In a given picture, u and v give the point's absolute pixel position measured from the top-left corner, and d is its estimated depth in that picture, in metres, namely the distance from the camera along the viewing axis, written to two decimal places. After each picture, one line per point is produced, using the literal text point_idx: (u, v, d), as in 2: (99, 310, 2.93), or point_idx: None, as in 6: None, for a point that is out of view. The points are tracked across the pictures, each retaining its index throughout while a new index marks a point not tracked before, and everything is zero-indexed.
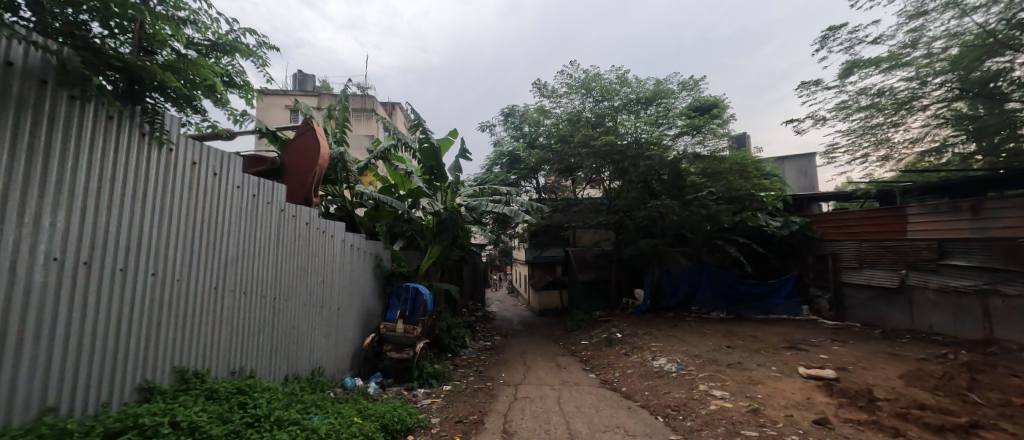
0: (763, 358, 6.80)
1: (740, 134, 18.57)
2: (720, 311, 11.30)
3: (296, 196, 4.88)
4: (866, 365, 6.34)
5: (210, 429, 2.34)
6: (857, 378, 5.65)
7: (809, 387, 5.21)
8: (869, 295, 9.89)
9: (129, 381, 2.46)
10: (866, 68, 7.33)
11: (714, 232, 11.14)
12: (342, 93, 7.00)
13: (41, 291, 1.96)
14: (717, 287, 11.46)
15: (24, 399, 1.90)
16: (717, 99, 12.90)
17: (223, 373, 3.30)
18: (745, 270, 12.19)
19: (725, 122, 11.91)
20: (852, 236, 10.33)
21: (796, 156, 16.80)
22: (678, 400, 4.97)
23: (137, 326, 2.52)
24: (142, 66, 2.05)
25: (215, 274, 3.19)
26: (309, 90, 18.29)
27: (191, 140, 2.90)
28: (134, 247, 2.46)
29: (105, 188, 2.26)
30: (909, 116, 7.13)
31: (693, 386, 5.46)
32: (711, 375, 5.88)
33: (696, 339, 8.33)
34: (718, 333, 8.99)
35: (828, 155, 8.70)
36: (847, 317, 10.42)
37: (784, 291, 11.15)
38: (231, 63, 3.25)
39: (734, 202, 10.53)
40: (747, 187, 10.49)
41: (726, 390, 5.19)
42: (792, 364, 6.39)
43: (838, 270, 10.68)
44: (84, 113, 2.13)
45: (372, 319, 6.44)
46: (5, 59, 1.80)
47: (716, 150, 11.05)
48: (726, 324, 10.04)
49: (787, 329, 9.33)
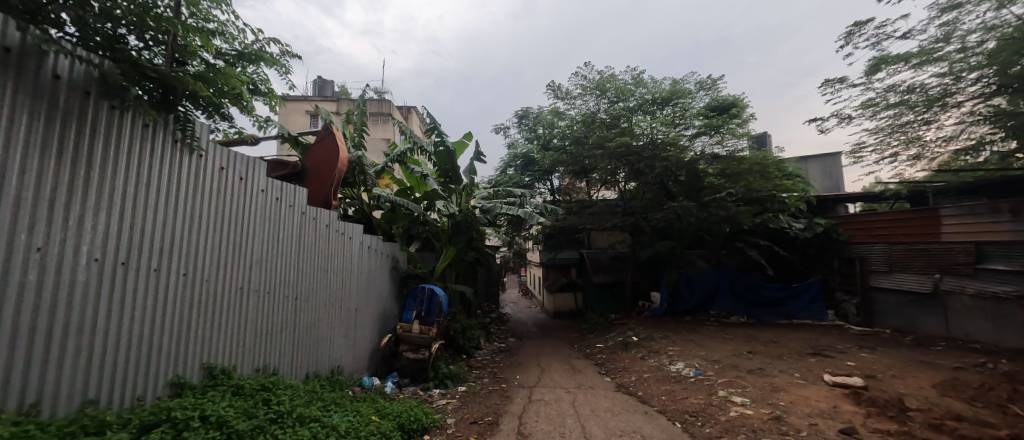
0: (786, 365, 6.68)
1: (760, 133, 18.21)
2: (741, 316, 11.10)
3: (315, 200, 5.02)
4: (897, 373, 6.16)
5: (237, 424, 2.42)
6: (887, 387, 5.49)
7: (834, 395, 5.09)
8: (899, 300, 9.61)
9: (161, 376, 2.58)
10: (894, 64, 7.16)
11: (733, 235, 11.19)
12: (360, 98, 7.15)
13: (84, 289, 2.07)
14: (737, 291, 11.27)
15: (68, 391, 2.02)
16: (735, 98, 12.74)
17: (248, 370, 3.42)
18: (767, 273, 11.97)
19: (745, 122, 11.69)
20: (881, 239, 10.10)
21: (821, 156, 16.41)
22: (696, 405, 4.92)
23: (168, 323, 2.63)
24: (176, 77, 2.18)
25: (243, 274, 3.32)
26: (328, 95, 18.70)
27: (219, 146, 3.03)
28: (167, 248, 2.59)
29: (140, 193, 2.38)
30: (942, 113, 6.94)
31: (712, 392, 5.40)
32: (731, 381, 5.80)
33: (715, 344, 8.22)
34: (738, 338, 8.85)
35: (854, 154, 8.47)
36: (876, 323, 10.13)
37: (809, 295, 10.95)
38: (256, 71, 3.38)
39: (754, 203, 10.51)
40: (769, 188, 10.29)
41: (747, 397, 5.11)
42: (817, 371, 6.25)
43: (867, 274, 10.41)
44: (123, 121, 2.25)
45: (388, 320, 6.55)
46: (53, 73, 1.92)
47: (737, 150, 10.88)
48: (746, 329, 9.88)
49: (811, 335, 9.12)
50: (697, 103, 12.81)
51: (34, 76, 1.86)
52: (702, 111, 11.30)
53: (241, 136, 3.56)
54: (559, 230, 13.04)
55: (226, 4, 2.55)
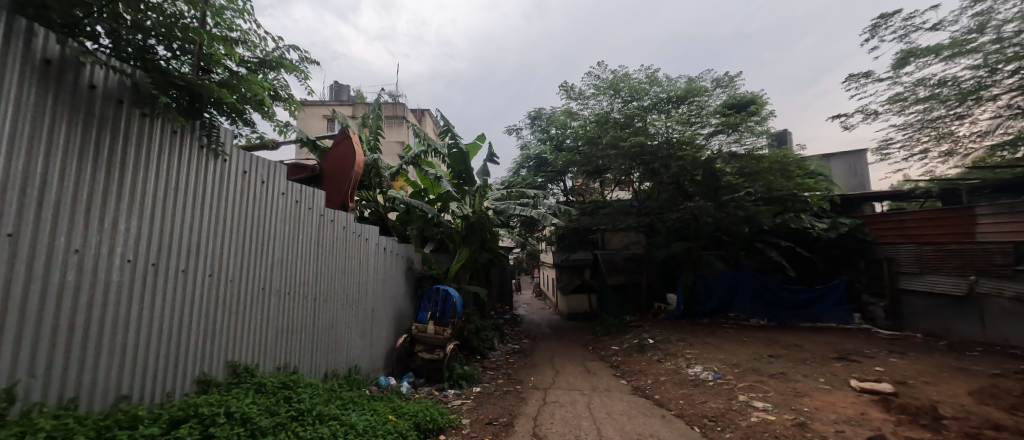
0: (810, 369, 6.54)
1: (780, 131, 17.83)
2: (761, 318, 10.94)
3: (333, 202, 5.12)
4: (930, 380, 5.97)
5: (260, 421, 2.49)
6: (919, 393, 5.34)
7: (861, 402, 4.97)
8: (931, 303, 9.32)
9: (188, 373, 2.67)
10: (923, 57, 6.97)
11: (752, 235, 11.02)
12: (375, 102, 7.27)
13: (118, 288, 2.17)
14: (757, 292, 11.12)
15: (103, 386, 2.11)
16: (753, 95, 12.55)
17: (270, 369, 3.52)
18: (788, 275, 11.75)
19: (764, 120, 11.47)
20: (911, 239, 9.84)
21: (845, 153, 16.01)
22: (715, 410, 4.87)
23: (195, 321, 2.72)
24: (203, 84, 2.26)
25: (264, 275, 3.41)
26: (344, 100, 19.01)
27: (242, 151, 3.13)
28: (193, 249, 2.68)
29: (168, 197, 2.48)
30: (977, 106, 6.71)
31: (732, 396, 5.32)
32: (752, 385, 5.71)
33: (735, 348, 8.09)
34: (759, 341, 8.69)
35: (881, 151, 8.26)
36: (906, 328, 9.83)
37: (833, 297, 10.62)
38: (276, 77, 3.47)
39: (775, 202, 10.39)
40: (789, 187, 10.09)
41: (769, 402, 5.04)
42: (843, 376, 6.11)
43: (896, 276, 10.13)
44: (153, 128, 2.35)
45: (404, 321, 6.64)
46: (89, 84, 2.01)
47: (755, 149, 10.47)
48: (766, 332, 9.71)
49: (836, 339, 8.90)
50: (714, 101, 12.60)
51: (72, 88, 1.94)
52: (719, 109, 11.16)
53: (263, 141, 3.67)
54: (572, 230, 13.01)
55: (249, 13, 2.62)
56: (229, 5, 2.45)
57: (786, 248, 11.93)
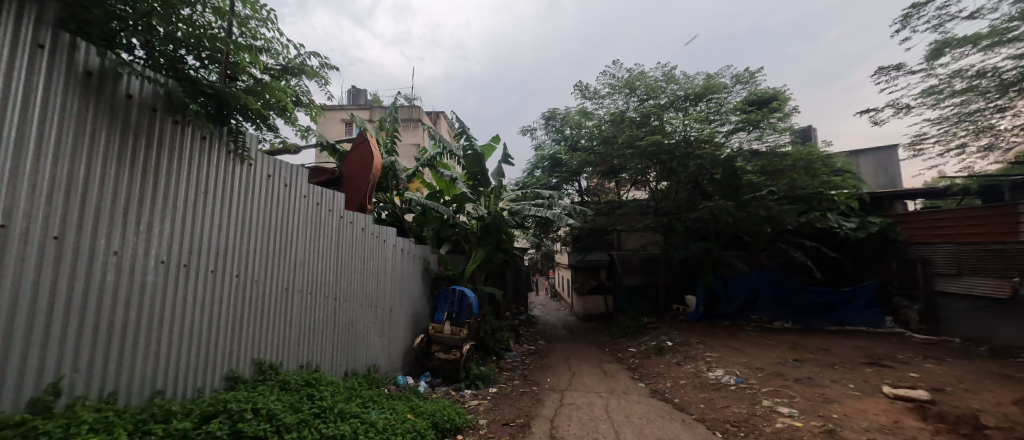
0: (839, 374, 6.37)
1: (805, 127, 17.37)
2: (785, 321, 10.73)
3: (352, 204, 5.22)
4: (970, 387, 5.75)
5: (285, 417, 2.56)
6: (959, 402, 5.15)
7: (894, 409, 4.81)
8: (970, 307, 8.88)
9: (217, 370, 2.77)
10: (960, 47, 6.73)
11: (775, 235, 10.79)
12: (392, 105, 7.38)
13: (152, 288, 2.28)
14: (781, 294, 10.85)
15: (139, 382, 2.22)
16: (776, 91, 12.27)
17: (293, 367, 3.62)
18: (813, 276, 11.46)
19: (786, 116, 11.24)
20: (948, 238, 9.36)
21: (874, 150, 15.54)
22: (738, 415, 4.80)
23: (223, 320, 2.82)
24: (230, 92, 2.34)
25: (287, 276, 3.51)
26: (361, 103, 19.35)
27: (267, 155, 3.24)
28: (221, 250, 2.78)
29: (198, 200, 2.58)
30: (1019, 98, 6.29)
31: (756, 401, 5.24)
32: (776, 390, 5.60)
33: (758, 351, 7.94)
34: (784, 345, 8.50)
35: (915, 146, 7.98)
36: (943, 332, 9.41)
37: (863, 300, 10.28)
38: (299, 83, 3.57)
39: (800, 201, 10.11)
40: (815, 185, 9.84)
41: (795, 408, 4.93)
42: (874, 382, 5.92)
43: (931, 277, 9.74)
44: (184, 135, 2.46)
45: (421, 320, 6.73)
46: (126, 93, 2.11)
47: (778, 145, 10.51)
48: (790, 335, 9.49)
49: (865, 343, 8.64)
50: (734, 98, 12.38)
51: (111, 97, 2.05)
52: (739, 106, 11.04)
53: (285, 145, 3.78)
54: (588, 231, 12.93)
55: (272, 22, 2.70)
56: (253, 14, 2.52)
57: (811, 249, 11.65)
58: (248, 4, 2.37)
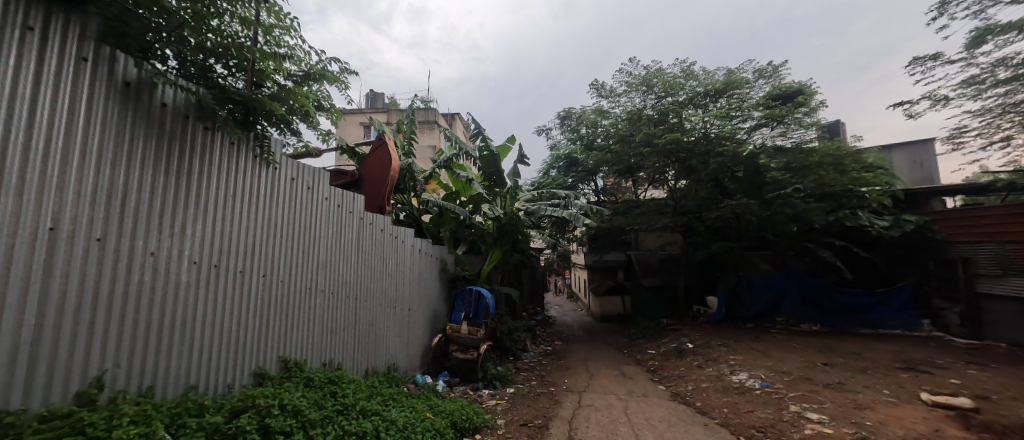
0: (873, 380, 6.18)
1: (834, 122, 16.85)
2: (813, 323, 10.42)
3: (371, 206, 5.31)
4: (1017, 395, 5.49)
5: (310, 414, 2.64)
6: (1004, 410, 4.93)
7: (933, 417, 4.63)
8: (1015, 310, 8.39)
9: (245, 367, 2.87)
10: (1003, 34, 6.46)
11: (802, 234, 10.54)
12: (409, 108, 7.48)
13: (185, 288, 2.38)
14: (809, 296, 10.53)
15: (174, 377, 2.32)
16: (801, 84, 11.98)
17: (317, 364, 3.72)
18: (843, 277, 11.11)
19: (813, 111, 11.15)
20: (989, 237, 8.88)
21: (908, 144, 15.01)
22: (764, 420, 4.70)
23: (250, 318, 2.92)
24: (257, 99, 2.42)
25: (310, 276, 3.60)
26: (378, 107, 19.68)
27: (290, 159, 3.34)
28: (248, 251, 2.88)
29: (226, 203, 2.68)
30: None
31: (783, 406, 5.13)
32: (805, 395, 5.47)
33: (785, 355, 7.75)
34: (812, 349, 8.28)
35: (954, 139, 7.67)
36: (987, 336, 8.91)
37: (897, 301, 9.90)
38: (320, 89, 3.65)
39: (828, 198, 9.81)
40: (843, 182, 9.55)
41: (825, 414, 4.81)
42: (911, 389, 5.72)
43: (973, 278, 9.26)
44: (214, 141, 2.56)
45: (439, 321, 6.81)
46: (161, 102, 2.22)
47: (804, 141, 10.30)
48: (818, 338, 9.25)
49: (899, 347, 8.35)
50: (756, 93, 12.15)
51: (148, 105, 2.15)
52: (762, 101, 10.92)
53: (308, 149, 3.89)
54: (605, 231, 12.83)
55: (295, 30, 2.76)
56: (278, 23, 2.59)
57: (840, 249, 11.32)
58: (273, 12, 2.43)
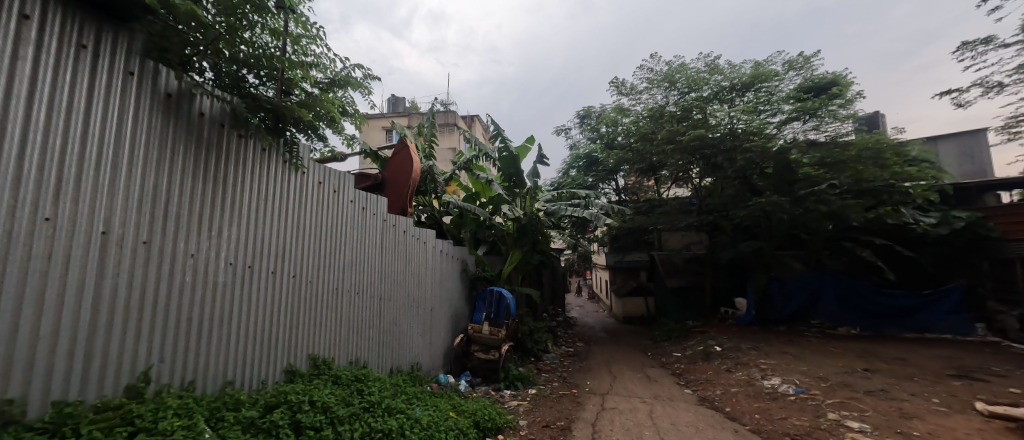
0: (920, 387, 5.92)
1: (874, 114, 16.17)
2: (852, 327, 9.99)
3: (394, 208, 5.41)
4: None
5: (339, 410, 2.72)
6: None
7: (989, 428, 4.40)
8: None
9: (277, 363, 2.99)
10: None
11: (838, 232, 10.17)
12: (428, 110, 7.57)
13: (223, 288, 2.51)
14: (845, 297, 10.15)
15: (213, 372, 2.45)
16: (835, 75, 11.54)
17: (344, 363, 3.83)
18: (883, 278, 10.66)
19: (849, 102, 10.69)
20: None
21: (956, 135, 14.27)
22: (800, 428, 4.58)
23: (280, 317, 3.02)
24: (286, 106, 2.52)
25: (336, 276, 3.70)
26: (400, 111, 20.05)
27: (318, 163, 3.46)
28: (278, 252, 2.99)
29: (259, 206, 2.79)
30: None
31: (820, 414, 4.98)
32: (844, 403, 5.30)
33: (821, 360, 7.50)
34: (850, 353, 7.99)
35: (1009, 128, 7.27)
36: None
37: (946, 305, 9.39)
38: (344, 95, 3.76)
39: (867, 195, 9.43)
40: (885, 177, 9.17)
41: (867, 422, 4.65)
42: (964, 398, 5.46)
43: None
44: (246, 147, 2.68)
45: (460, 321, 6.88)
46: (199, 111, 2.34)
47: (840, 135, 9.88)
48: (857, 342, 8.91)
49: (948, 353, 7.96)
50: (786, 86, 11.80)
51: (188, 115, 2.28)
52: (793, 94, 10.64)
53: (334, 154, 4.01)
54: (626, 231, 12.59)
55: (322, 38, 2.84)
56: (305, 32, 2.67)
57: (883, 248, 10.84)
58: (301, 22, 2.51)
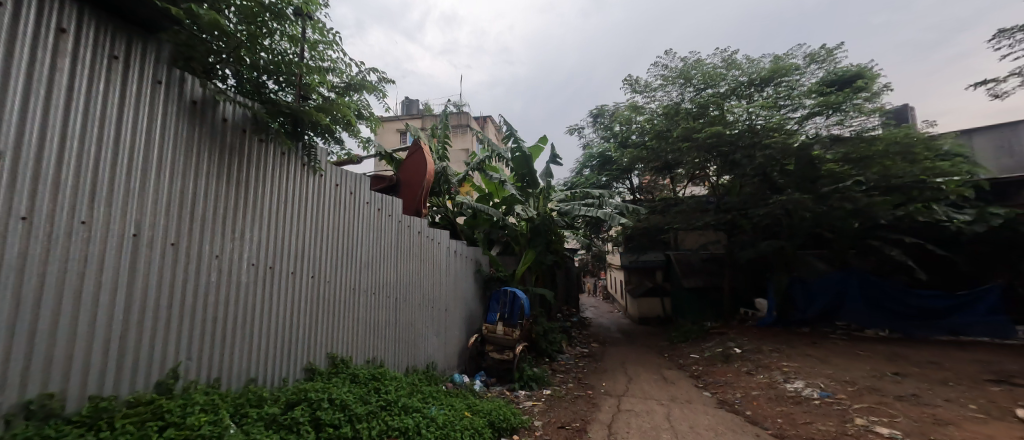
0: (954, 393, 5.74)
1: (902, 108, 15.73)
2: (880, 329, 9.66)
3: (409, 209, 5.47)
4: None
5: (357, 407, 2.77)
6: None
7: None
8: None
9: (297, 362, 3.07)
10: None
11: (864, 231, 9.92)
12: (442, 112, 7.62)
13: (245, 288, 2.59)
14: (873, 298, 9.85)
15: (237, 369, 2.53)
16: (860, 67, 11.24)
17: (361, 361, 3.90)
18: (913, 278, 10.33)
19: (875, 95, 10.39)
20: None
21: (992, 128, 13.80)
22: (825, 433, 4.48)
23: (300, 316, 3.10)
24: (305, 111, 2.58)
25: (352, 276, 3.78)
26: (414, 113, 20.26)
27: (335, 166, 3.53)
28: (297, 253, 3.06)
29: (278, 208, 2.87)
30: None
31: (847, 419, 4.87)
32: (872, 408, 5.18)
33: (846, 363, 7.33)
34: (877, 356, 7.78)
35: None
36: None
37: (984, 306, 8.95)
38: (360, 98, 3.83)
39: (895, 192, 9.17)
40: (915, 173, 8.92)
41: (897, 428, 4.54)
42: (1003, 404, 5.28)
43: None
44: (266, 151, 2.76)
45: (475, 322, 6.92)
46: (222, 117, 2.43)
47: (865, 130, 9.75)
48: (885, 345, 8.68)
49: (984, 356, 7.69)
50: (808, 79, 11.55)
51: (212, 121, 2.37)
52: (815, 88, 10.42)
53: (350, 156, 4.09)
54: (641, 232, 12.43)
55: (339, 43, 2.89)
56: (322, 38, 2.73)
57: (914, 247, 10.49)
58: (318, 29, 2.56)
